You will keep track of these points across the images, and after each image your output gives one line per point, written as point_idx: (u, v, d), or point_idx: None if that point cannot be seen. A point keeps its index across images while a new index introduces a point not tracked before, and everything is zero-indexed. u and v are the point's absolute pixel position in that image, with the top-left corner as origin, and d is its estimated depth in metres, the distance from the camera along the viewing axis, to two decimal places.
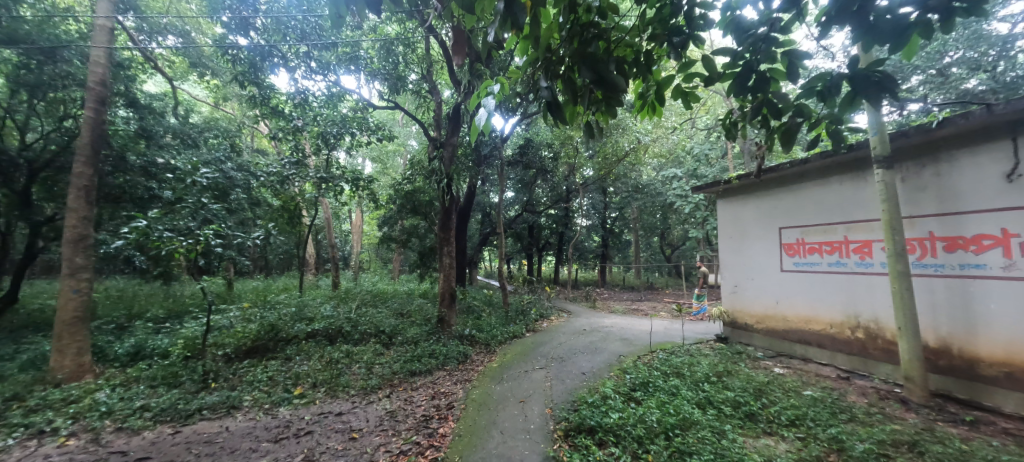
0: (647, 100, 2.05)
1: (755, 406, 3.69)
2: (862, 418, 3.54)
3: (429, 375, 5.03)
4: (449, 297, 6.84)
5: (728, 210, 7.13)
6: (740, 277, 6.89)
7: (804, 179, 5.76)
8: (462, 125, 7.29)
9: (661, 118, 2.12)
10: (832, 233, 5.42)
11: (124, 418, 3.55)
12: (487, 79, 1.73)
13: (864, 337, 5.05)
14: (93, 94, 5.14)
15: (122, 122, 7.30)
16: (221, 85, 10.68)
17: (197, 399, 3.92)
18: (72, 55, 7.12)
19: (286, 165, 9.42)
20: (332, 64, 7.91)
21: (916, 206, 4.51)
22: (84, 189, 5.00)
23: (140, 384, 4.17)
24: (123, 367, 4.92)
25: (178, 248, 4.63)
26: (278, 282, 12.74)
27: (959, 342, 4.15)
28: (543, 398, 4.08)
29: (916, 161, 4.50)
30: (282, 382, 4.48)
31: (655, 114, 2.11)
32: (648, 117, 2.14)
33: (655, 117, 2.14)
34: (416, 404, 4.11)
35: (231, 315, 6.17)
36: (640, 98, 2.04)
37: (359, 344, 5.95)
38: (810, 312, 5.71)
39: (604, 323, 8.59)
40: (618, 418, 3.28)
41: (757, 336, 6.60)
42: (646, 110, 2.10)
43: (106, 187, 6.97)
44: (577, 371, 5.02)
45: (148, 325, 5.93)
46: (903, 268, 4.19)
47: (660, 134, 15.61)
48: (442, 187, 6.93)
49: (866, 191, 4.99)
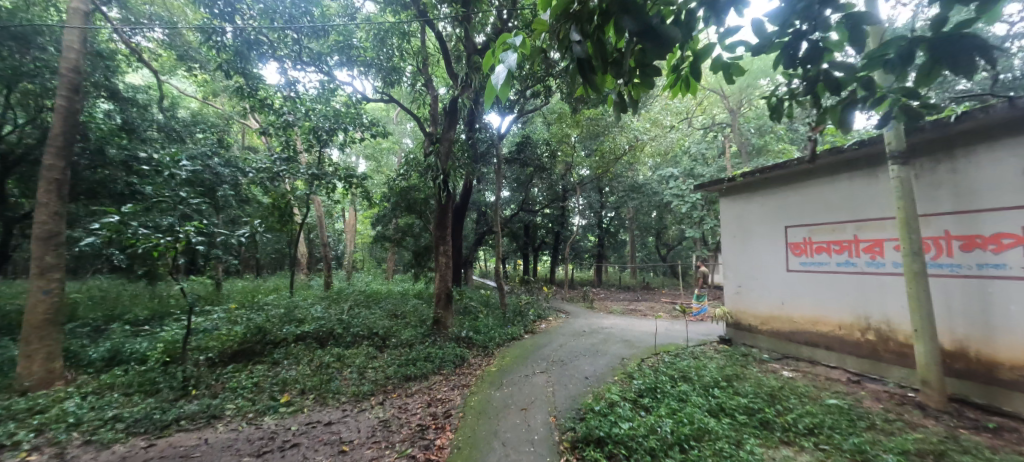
0: (681, 74, 1.86)
1: (769, 414, 3.49)
2: (883, 426, 3.37)
3: (424, 380, 4.78)
4: (446, 297, 6.63)
5: (731, 209, 6.97)
6: (743, 277, 6.74)
7: (810, 177, 5.63)
8: (460, 119, 6.96)
9: (695, 96, 1.92)
10: (840, 232, 5.28)
11: (93, 430, 3.26)
12: (505, 31, 1.37)
13: (875, 339, 4.89)
14: (65, 81, 4.82)
15: (103, 114, 6.98)
16: (209, 79, 10.37)
17: (174, 409, 3.64)
18: (47, 41, 6.75)
19: (276, 161, 9.08)
20: (323, 55, 7.62)
21: (931, 204, 4.35)
22: (55, 183, 4.69)
23: (114, 391, 3.88)
24: (97, 373, 4.62)
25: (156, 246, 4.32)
26: (270, 282, 12.44)
27: (976, 345, 4.00)
28: (546, 405, 3.87)
29: (931, 157, 4.35)
30: (268, 388, 4.21)
31: (688, 91, 1.92)
32: (680, 96, 1.95)
33: (688, 95, 1.94)
34: (411, 412, 3.87)
35: (216, 317, 5.87)
36: (673, 71, 1.85)
37: (351, 346, 5.71)
38: (817, 313, 5.56)
39: (603, 324, 8.40)
40: (629, 429, 3.05)
41: (761, 337, 6.44)
42: (678, 86, 1.91)
43: (83, 182, 6.63)
44: (581, 374, 4.81)
45: (126, 328, 5.62)
46: (920, 268, 4.02)
47: (658, 132, 15.53)
48: (438, 183, 6.68)
49: (877, 188, 4.85)
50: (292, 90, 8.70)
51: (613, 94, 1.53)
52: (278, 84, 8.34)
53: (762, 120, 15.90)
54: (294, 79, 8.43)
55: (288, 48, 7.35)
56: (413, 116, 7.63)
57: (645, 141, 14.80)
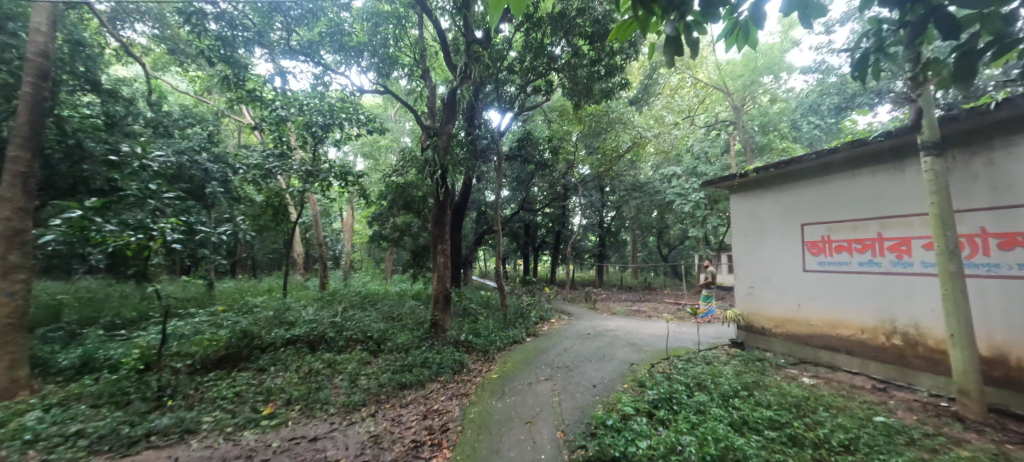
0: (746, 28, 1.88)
1: (798, 428, 3.18)
2: (924, 442, 3.06)
3: (420, 388, 4.47)
4: (443, 299, 6.29)
5: (742, 207, 6.67)
6: (756, 277, 6.43)
7: (829, 172, 5.33)
8: (458, 112, 6.62)
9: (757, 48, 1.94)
10: (863, 230, 4.98)
11: (51, 448, 2.90)
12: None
13: (902, 344, 4.59)
14: (32, 66, 4.53)
15: (85, 107, 6.69)
16: (201, 75, 10.13)
17: (144, 423, 3.31)
18: (18, 28, 6.63)
19: (268, 157, 8.71)
20: (314, 45, 7.29)
21: (965, 199, 4.04)
22: (20, 177, 4.39)
23: (81, 403, 3.54)
24: (66, 383, 4.30)
25: (125, 244, 3.97)
26: (265, 283, 12.14)
27: (1018, 351, 3.69)
28: (553, 418, 3.56)
29: (965, 148, 4.04)
30: (250, 399, 3.90)
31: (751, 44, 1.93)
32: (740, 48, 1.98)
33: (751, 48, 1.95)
34: (405, 426, 3.56)
35: (200, 320, 5.56)
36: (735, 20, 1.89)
37: (344, 351, 5.40)
38: (838, 315, 5.25)
39: (608, 326, 8.08)
40: (647, 448, 2.73)
41: (775, 341, 6.13)
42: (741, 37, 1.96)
43: (61, 177, 6.30)
44: (587, 382, 4.51)
45: (103, 333, 5.29)
46: (957, 268, 3.69)
47: (661, 129, 15.25)
48: (435, 179, 6.34)
49: (903, 183, 4.55)
50: (281, 82, 8.33)
51: (666, 32, 1.81)
52: (267, 76, 8.01)
53: (767, 118, 15.63)
54: (283, 69, 8.04)
55: (277, 37, 7.02)
56: (409, 109, 7.30)
57: (648, 139, 14.50)
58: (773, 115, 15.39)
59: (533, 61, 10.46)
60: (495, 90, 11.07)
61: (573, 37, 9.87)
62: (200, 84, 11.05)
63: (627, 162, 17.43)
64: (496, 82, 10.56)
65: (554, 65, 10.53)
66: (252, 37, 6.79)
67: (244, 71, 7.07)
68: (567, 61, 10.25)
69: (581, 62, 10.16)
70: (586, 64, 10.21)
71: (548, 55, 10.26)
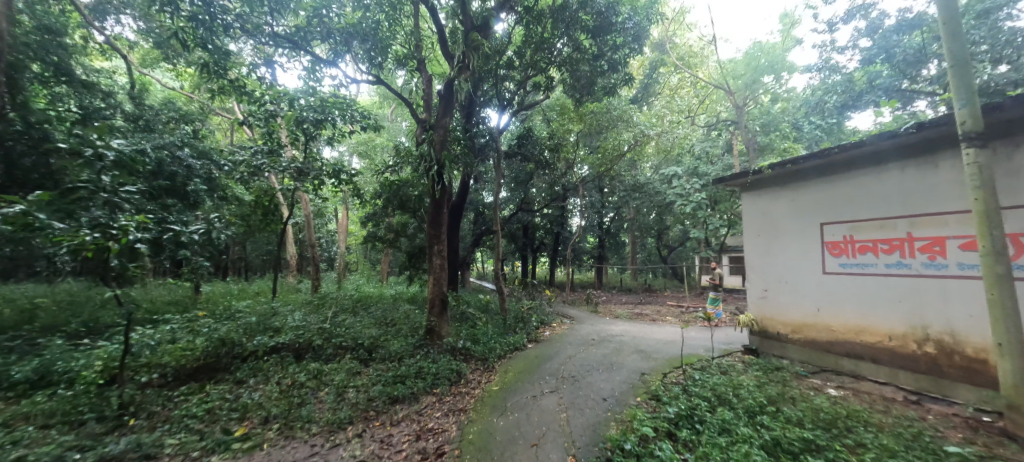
0: None
1: (840, 451, 2.80)
2: None
3: (414, 401, 4.10)
4: (440, 304, 5.90)
5: (754, 205, 6.33)
6: (770, 279, 6.09)
7: (852, 168, 5.01)
8: (457, 104, 6.20)
9: None
10: (891, 229, 4.66)
11: None
12: None
13: (935, 353, 4.26)
14: None
15: (55, 99, 6.28)
16: (189, 70, 9.76)
17: (97, 448, 2.89)
18: None
19: (256, 154, 8.27)
20: (301, 32, 6.88)
21: (1010, 195, 3.72)
22: None
23: (29, 423, 3.10)
24: (18, 399, 3.81)
25: (79, 245, 3.59)
26: (255, 285, 11.72)
27: None
28: (562, 439, 3.19)
29: (1009, 140, 3.72)
30: (223, 417, 3.51)
31: None
32: None
33: None
34: (396, 450, 3.18)
35: (176, 325, 5.16)
36: None
37: (331, 361, 5.02)
38: (862, 321, 4.91)
39: (613, 331, 7.72)
40: None
41: (792, 347, 5.78)
42: None
43: (25, 173, 5.85)
44: (596, 394, 4.15)
45: (66, 343, 4.83)
46: (1005, 271, 3.26)
47: (663, 128, 14.91)
48: (431, 176, 5.96)
49: (937, 179, 4.23)
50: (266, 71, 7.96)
51: None
52: (252, 65, 7.59)
53: (770, 117, 15.36)
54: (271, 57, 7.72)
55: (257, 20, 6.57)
56: (403, 100, 6.89)
57: (650, 136, 14.12)
58: (775, 114, 15.14)
59: (532, 57, 10.11)
60: (493, 87, 10.71)
61: (574, 30, 9.53)
62: (188, 80, 10.65)
63: (628, 162, 17.11)
64: (495, 78, 10.21)
65: (554, 60, 10.18)
66: (234, 20, 6.37)
67: (224, 59, 6.68)
68: (567, 57, 9.91)
69: (583, 57, 9.80)
70: (588, 59, 9.87)
71: (547, 50, 9.91)
